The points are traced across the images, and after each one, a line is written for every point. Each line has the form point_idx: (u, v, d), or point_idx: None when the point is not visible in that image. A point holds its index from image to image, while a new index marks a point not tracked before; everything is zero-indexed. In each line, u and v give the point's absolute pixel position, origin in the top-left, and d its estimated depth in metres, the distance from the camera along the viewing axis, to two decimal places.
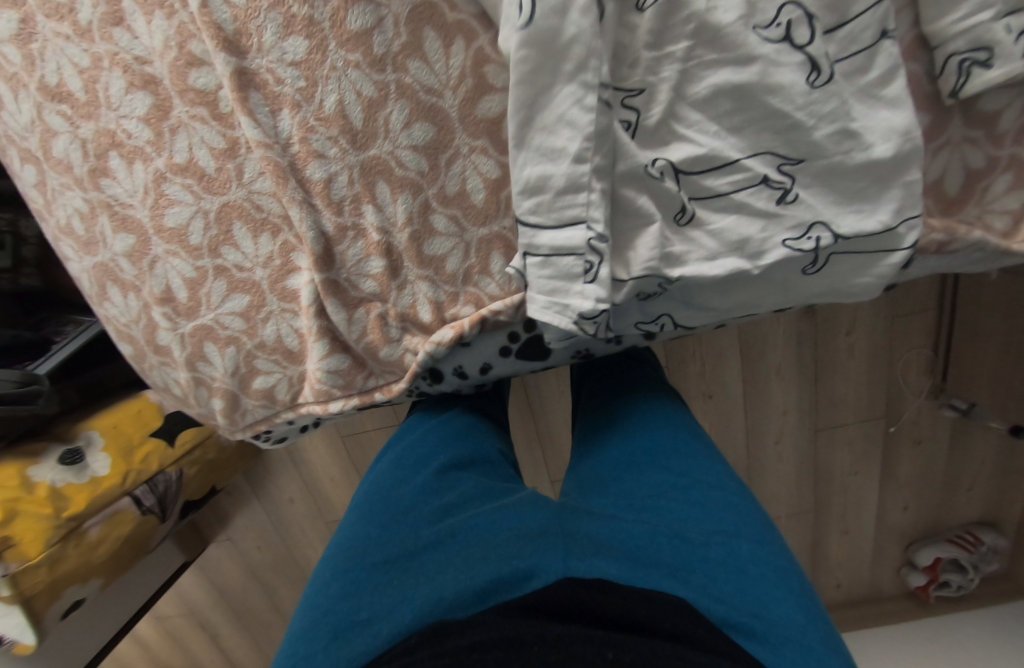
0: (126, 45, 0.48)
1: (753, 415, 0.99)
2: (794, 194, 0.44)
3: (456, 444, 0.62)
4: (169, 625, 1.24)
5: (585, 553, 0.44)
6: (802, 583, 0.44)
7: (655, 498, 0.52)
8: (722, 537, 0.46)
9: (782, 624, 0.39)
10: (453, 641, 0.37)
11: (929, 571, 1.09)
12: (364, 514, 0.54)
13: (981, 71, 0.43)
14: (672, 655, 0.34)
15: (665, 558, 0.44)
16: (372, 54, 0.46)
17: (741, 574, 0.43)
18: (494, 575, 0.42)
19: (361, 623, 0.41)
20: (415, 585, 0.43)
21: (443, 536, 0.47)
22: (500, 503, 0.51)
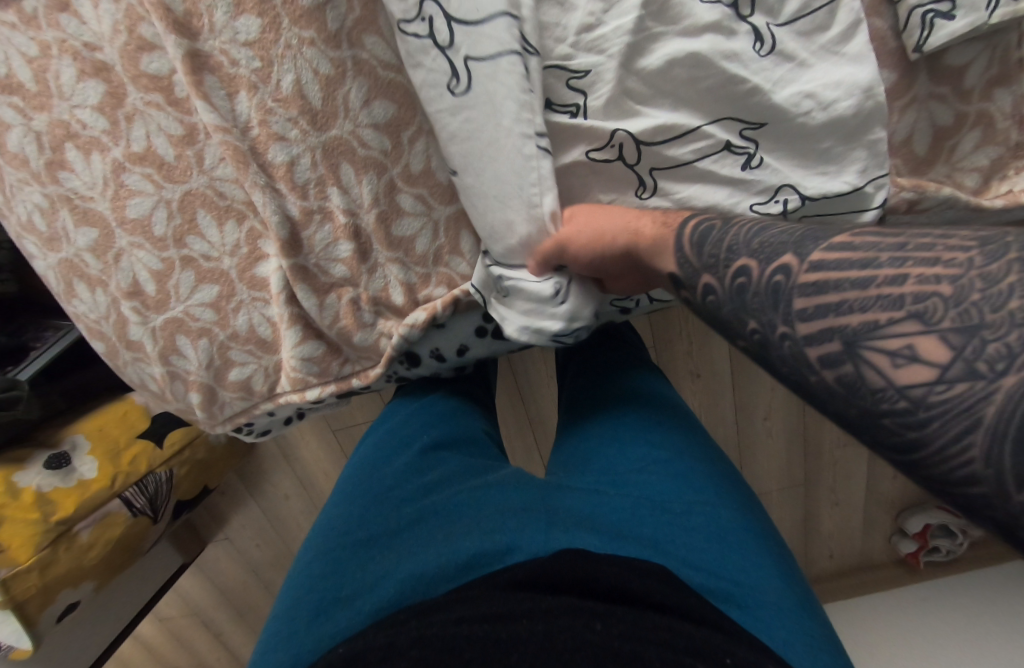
0: (74, 31, 0.47)
1: (741, 391, 0.99)
2: (758, 159, 0.46)
3: (439, 425, 0.62)
4: (171, 626, 1.23)
5: (567, 524, 0.43)
6: (780, 550, 0.45)
7: (637, 471, 0.52)
8: (702, 508, 0.47)
9: (759, 589, 0.40)
10: (440, 613, 0.36)
11: (919, 538, 1.11)
12: (345, 496, 0.54)
13: (943, 22, 0.43)
14: (657, 624, 0.35)
15: (647, 529, 0.44)
16: (326, 29, 0.45)
17: (721, 542, 0.44)
18: (476, 549, 0.42)
19: (345, 600, 0.41)
20: (397, 561, 0.43)
21: (424, 515, 0.47)
22: (482, 480, 0.51)
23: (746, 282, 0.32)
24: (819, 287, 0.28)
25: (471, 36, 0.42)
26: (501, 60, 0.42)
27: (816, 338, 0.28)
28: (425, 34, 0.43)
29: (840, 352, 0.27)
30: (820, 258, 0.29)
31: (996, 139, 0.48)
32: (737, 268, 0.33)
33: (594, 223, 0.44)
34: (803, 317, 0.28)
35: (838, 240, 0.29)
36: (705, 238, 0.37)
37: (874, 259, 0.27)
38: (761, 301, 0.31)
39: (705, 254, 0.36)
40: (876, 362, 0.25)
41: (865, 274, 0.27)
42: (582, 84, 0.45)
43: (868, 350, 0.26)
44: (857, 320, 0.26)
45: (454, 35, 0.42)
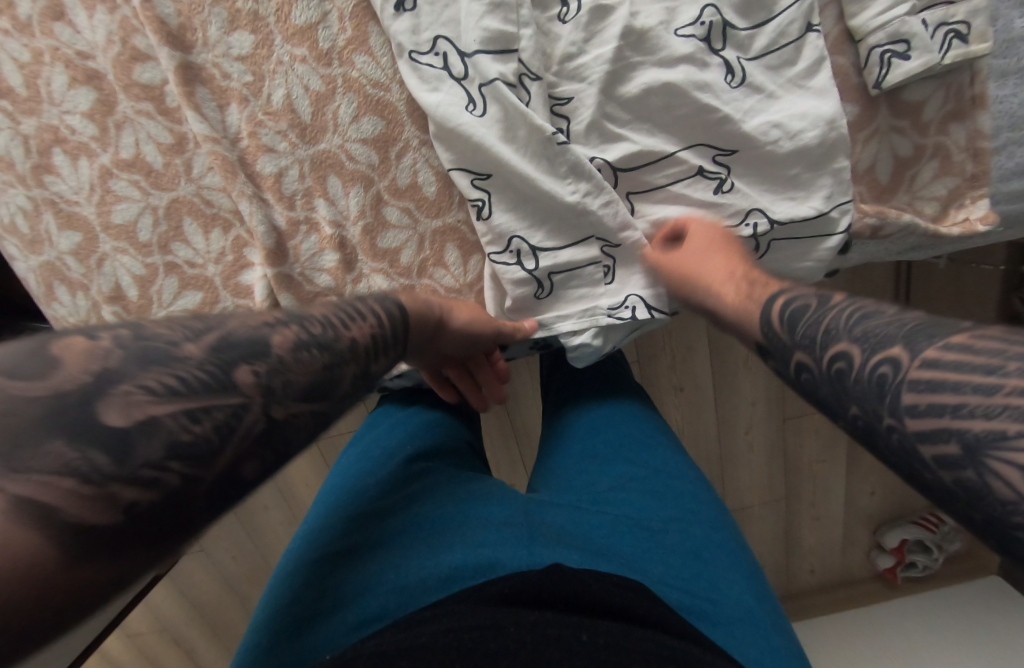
0: (67, 40, 0.48)
1: (722, 406, 1.01)
2: (729, 183, 0.48)
3: (424, 436, 0.63)
4: (141, 642, 1.19)
5: (550, 541, 0.44)
6: (752, 567, 0.47)
7: (618, 489, 0.53)
8: (679, 525, 0.48)
9: (733, 607, 0.41)
10: (428, 622, 0.37)
11: (896, 553, 1.12)
12: (328, 505, 0.54)
13: (900, 61, 0.47)
14: (641, 636, 0.35)
15: (627, 547, 0.45)
16: (318, 48, 0.47)
17: (698, 561, 0.45)
18: (462, 562, 0.42)
19: (328, 612, 0.41)
20: (381, 571, 0.43)
21: (408, 526, 0.47)
22: (467, 491, 0.51)
23: (846, 369, 0.28)
24: (936, 385, 0.23)
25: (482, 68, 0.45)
26: (496, 87, 0.45)
27: (925, 431, 0.23)
28: (439, 66, 0.46)
29: (958, 456, 0.22)
30: (936, 354, 0.24)
31: (952, 170, 0.51)
32: (834, 353, 0.29)
33: (681, 273, 0.46)
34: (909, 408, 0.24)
35: (956, 339, 0.24)
36: (797, 318, 0.33)
37: (998, 367, 0.22)
38: (864, 390, 0.27)
39: (798, 332, 0.32)
40: (1005, 475, 0.20)
41: (989, 380, 0.22)
42: (565, 110, 0.48)
43: (994, 460, 0.21)
44: (979, 425, 0.22)
45: (468, 68, 0.46)
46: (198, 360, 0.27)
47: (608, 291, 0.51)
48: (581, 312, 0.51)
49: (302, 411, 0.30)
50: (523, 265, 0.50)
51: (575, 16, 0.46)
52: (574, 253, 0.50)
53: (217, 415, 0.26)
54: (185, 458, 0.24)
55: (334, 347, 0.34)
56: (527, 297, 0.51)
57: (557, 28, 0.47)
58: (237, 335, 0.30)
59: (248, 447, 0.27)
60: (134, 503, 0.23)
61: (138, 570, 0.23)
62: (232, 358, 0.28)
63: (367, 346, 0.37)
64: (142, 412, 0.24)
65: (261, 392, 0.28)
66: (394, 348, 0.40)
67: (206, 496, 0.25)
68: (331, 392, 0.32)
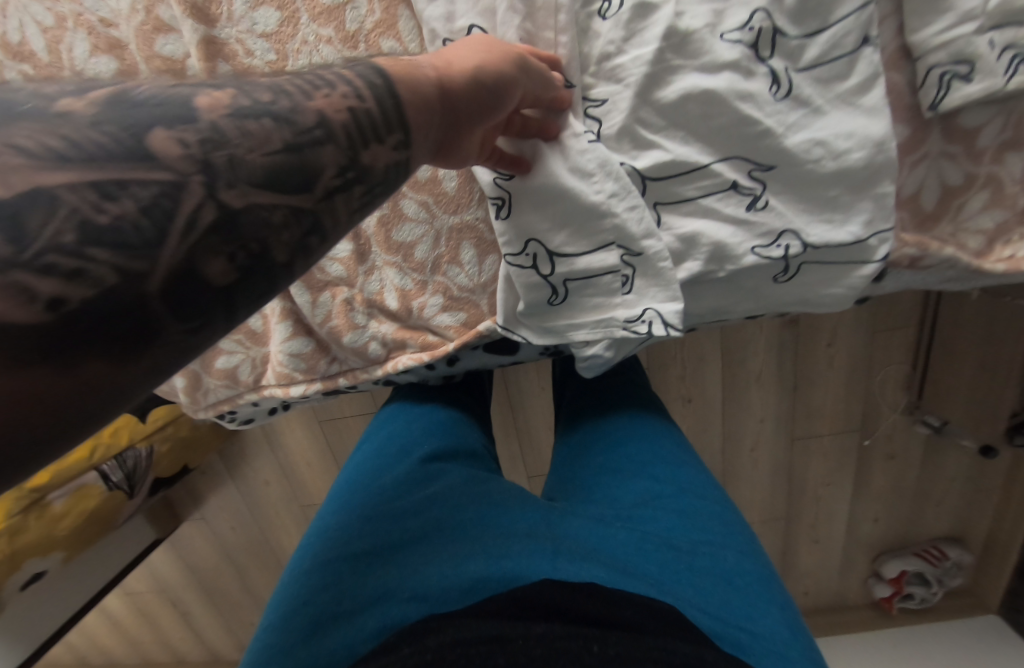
0: (91, 6, 0.47)
1: (730, 422, 0.99)
2: (764, 201, 0.46)
3: (441, 435, 0.62)
4: (138, 601, 1.21)
5: (574, 556, 0.43)
6: (783, 597, 0.43)
7: (642, 506, 0.51)
8: (710, 550, 0.45)
9: (769, 637, 0.38)
10: (437, 634, 0.36)
11: (894, 583, 1.10)
12: (343, 501, 0.54)
13: (960, 84, 0.44)
14: (653, 645, 0.34)
15: (654, 567, 0.43)
16: (345, 29, 0.45)
17: (729, 584, 0.42)
18: (482, 574, 0.41)
19: (343, 616, 0.41)
20: (397, 577, 0.42)
21: (427, 530, 0.46)
22: (487, 496, 0.50)
23: None
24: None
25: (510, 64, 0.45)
26: None
27: None
28: None
29: None
30: None
31: (1004, 203, 0.48)
32: None
33: None
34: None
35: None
36: None
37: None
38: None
39: None
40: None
41: None
42: (598, 112, 0.46)
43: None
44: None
45: None
46: (89, 122, 0.22)
47: (625, 302, 0.48)
48: (592, 322, 0.49)
49: (270, 204, 0.26)
50: (539, 269, 0.48)
51: (615, 13, 0.44)
52: (592, 259, 0.48)
53: (143, 195, 0.22)
54: (112, 247, 0.21)
55: (296, 121, 0.27)
56: (539, 303, 0.50)
57: (597, 25, 0.45)
58: (145, 95, 0.24)
59: (200, 240, 0.23)
60: (60, 299, 0.20)
61: (146, 367, 0.22)
62: (144, 122, 0.23)
63: (345, 124, 0.28)
64: (24, 182, 0.20)
65: (198, 168, 0.23)
66: (398, 136, 0.31)
67: (165, 286, 0.22)
68: (308, 184, 0.27)
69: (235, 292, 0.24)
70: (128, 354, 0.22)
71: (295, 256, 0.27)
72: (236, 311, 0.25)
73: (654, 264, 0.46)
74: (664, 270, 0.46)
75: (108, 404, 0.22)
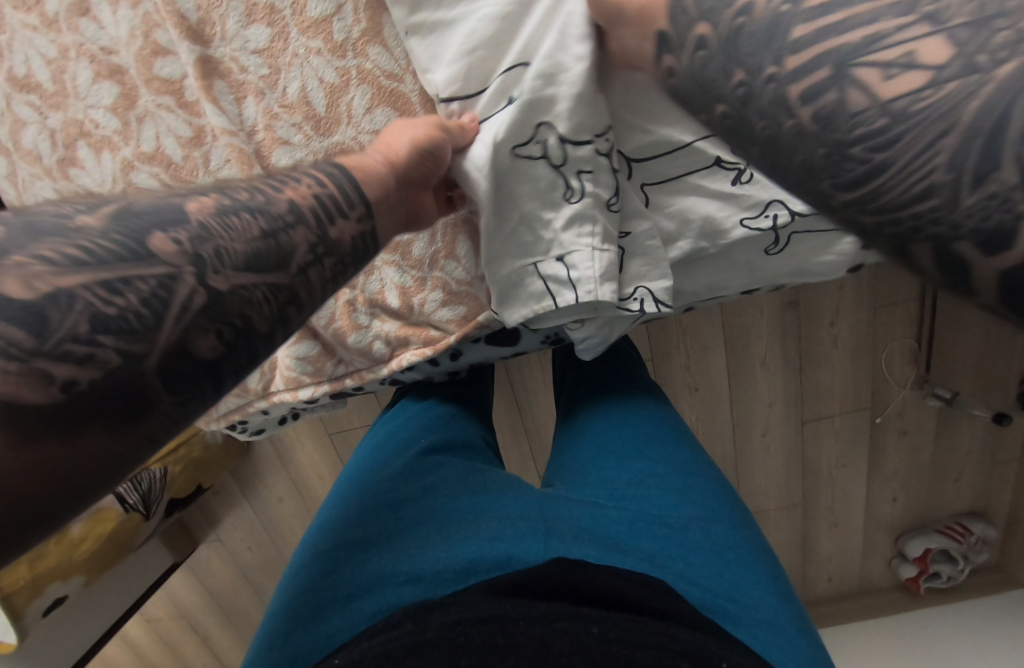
0: (92, 36, 0.48)
1: (738, 408, 0.99)
2: (748, 175, 0.47)
3: (439, 429, 0.64)
4: (158, 628, 1.21)
5: (565, 535, 0.45)
6: (773, 569, 0.47)
7: (634, 486, 0.53)
8: (700, 524, 0.49)
9: (754, 606, 0.42)
10: (437, 615, 0.38)
11: (919, 563, 1.08)
12: (344, 495, 0.56)
13: None
14: (656, 631, 0.36)
15: (645, 543, 0.46)
16: (333, 40, 0.47)
17: (717, 559, 0.46)
18: (475, 556, 0.43)
19: (342, 600, 0.43)
20: (395, 562, 0.45)
21: (422, 517, 0.49)
22: (482, 484, 0.52)
23: None
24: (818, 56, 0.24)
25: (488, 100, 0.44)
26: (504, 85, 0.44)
27: None
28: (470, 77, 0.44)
29: None
30: None
31: None
32: None
33: None
34: (796, 76, 0.25)
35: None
36: None
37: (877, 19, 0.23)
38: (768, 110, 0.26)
39: None
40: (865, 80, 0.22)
41: None
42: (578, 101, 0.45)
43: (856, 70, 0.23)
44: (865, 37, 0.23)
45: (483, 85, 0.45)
46: (101, 230, 0.26)
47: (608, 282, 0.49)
48: (590, 291, 0.48)
49: (253, 285, 0.29)
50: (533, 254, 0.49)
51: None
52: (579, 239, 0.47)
53: (144, 289, 0.26)
54: (116, 333, 0.25)
55: (271, 211, 0.31)
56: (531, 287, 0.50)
57: None
58: (143, 206, 0.28)
59: (191, 322, 0.27)
60: (72, 382, 0.24)
61: (140, 436, 0.26)
62: (146, 226, 0.27)
63: (313, 209, 0.33)
64: (46, 284, 0.24)
65: (190, 260, 0.27)
66: (358, 210, 0.36)
67: (161, 363, 0.26)
68: (283, 264, 0.31)
69: (223, 364, 0.28)
70: (124, 426, 0.25)
71: (274, 326, 0.30)
72: (222, 381, 0.28)
73: (645, 242, 0.50)
74: (652, 246, 0.50)
75: (105, 467, 0.25)
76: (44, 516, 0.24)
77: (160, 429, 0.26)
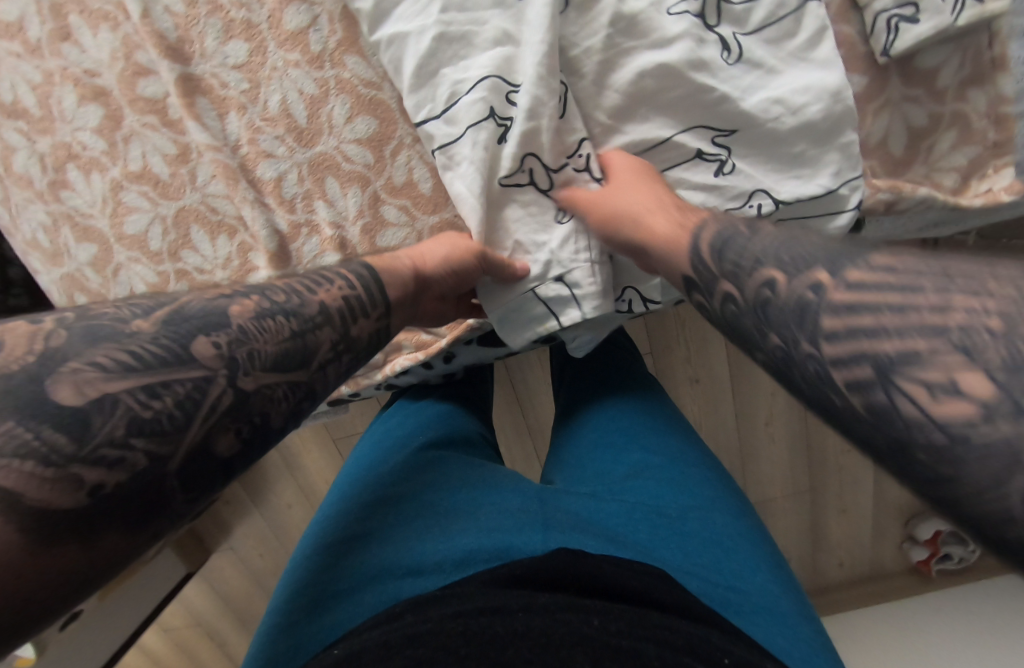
0: (75, 59, 0.49)
1: (742, 397, 0.99)
2: (731, 164, 0.48)
3: (438, 424, 0.64)
4: (175, 637, 1.23)
5: (564, 527, 0.46)
6: (774, 556, 0.48)
7: (633, 478, 0.54)
8: (700, 513, 0.49)
9: (754, 595, 0.42)
10: (438, 607, 0.39)
11: (930, 545, 1.07)
12: (343, 489, 0.57)
13: (908, 26, 0.45)
14: (656, 623, 0.37)
15: (644, 534, 0.47)
16: (310, 51, 0.47)
17: (717, 548, 0.46)
18: (474, 546, 0.44)
19: (343, 593, 0.43)
20: (395, 554, 0.45)
21: (421, 510, 0.49)
22: (482, 478, 0.53)
23: None
24: (855, 307, 0.24)
25: (468, 107, 0.45)
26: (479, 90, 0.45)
27: None
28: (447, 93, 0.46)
29: None
30: None
31: (973, 139, 0.49)
32: None
33: None
34: (829, 338, 0.24)
35: (878, 259, 0.25)
36: None
37: (916, 283, 0.23)
38: (786, 317, 0.27)
39: None
40: (914, 395, 0.21)
41: None
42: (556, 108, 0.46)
43: (905, 381, 0.22)
44: (892, 346, 0.22)
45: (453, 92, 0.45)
46: (154, 335, 0.30)
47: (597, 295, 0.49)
48: (593, 306, 0.48)
49: (275, 382, 0.32)
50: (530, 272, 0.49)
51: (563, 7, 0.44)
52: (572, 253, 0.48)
53: (179, 392, 0.28)
54: (147, 436, 0.27)
55: (303, 314, 0.35)
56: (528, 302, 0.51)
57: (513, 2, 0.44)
58: (192, 308, 0.32)
59: (214, 420, 0.29)
60: (99, 484, 0.25)
61: (152, 532, 0.27)
62: (191, 331, 0.31)
63: (339, 310, 0.38)
64: (95, 390, 0.27)
65: (224, 363, 0.30)
66: (378, 311, 0.41)
67: (182, 462, 0.28)
68: (305, 363, 0.34)
69: (235, 461, 0.30)
70: (140, 524, 0.27)
71: (287, 418, 0.33)
72: (232, 473, 0.30)
73: None
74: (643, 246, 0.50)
75: (114, 567, 0.26)
76: (52, 618, 0.25)
77: (168, 527, 0.28)
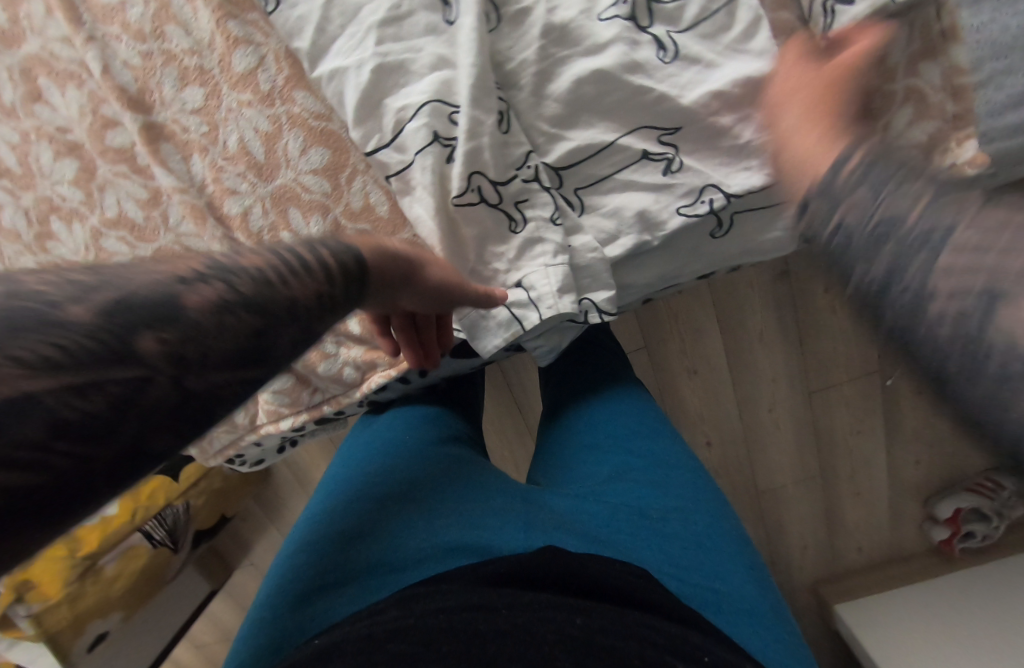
0: (48, 118, 0.52)
1: (742, 386, 0.98)
2: (677, 162, 0.48)
3: (426, 423, 0.65)
4: (208, 651, 1.28)
5: (548, 526, 0.47)
6: (751, 557, 0.48)
7: (617, 477, 0.54)
8: (684, 511, 0.50)
9: (733, 596, 0.43)
10: (423, 601, 0.39)
11: (950, 523, 1.04)
12: (332, 487, 0.58)
13: (845, 7, 0.42)
14: (637, 622, 0.37)
15: (627, 534, 0.47)
16: (260, 91, 0.49)
17: (700, 549, 0.46)
18: (458, 541, 0.45)
19: (328, 587, 0.45)
20: (382, 550, 0.46)
21: (407, 505, 0.50)
22: (469, 477, 0.54)
23: None
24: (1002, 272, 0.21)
25: (414, 134, 0.46)
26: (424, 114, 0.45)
27: None
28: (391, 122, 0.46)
29: None
30: None
31: (932, 113, 0.48)
32: None
33: None
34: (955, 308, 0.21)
35: None
36: None
37: None
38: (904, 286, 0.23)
39: None
40: None
41: None
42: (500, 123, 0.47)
43: None
44: None
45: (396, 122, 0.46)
46: (89, 327, 0.25)
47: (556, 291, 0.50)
48: (550, 306, 0.49)
49: (226, 381, 0.28)
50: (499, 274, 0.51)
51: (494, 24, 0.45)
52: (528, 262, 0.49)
53: (114, 394, 0.25)
54: (73, 439, 0.24)
55: (266, 307, 0.30)
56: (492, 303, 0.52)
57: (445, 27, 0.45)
58: (139, 294, 0.27)
59: (151, 422, 0.26)
60: (10, 488, 0.22)
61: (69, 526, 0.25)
62: (134, 323, 0.26)
63: (307, 305, 0.32)
64: (8, 389, 0.22)
65: (169, 364, 0.26)
66: (351, 301, 0.36)
67: (114, 463, 0.25)
68: (264, 361, 0.30)
69: (170, 455, 0.28)
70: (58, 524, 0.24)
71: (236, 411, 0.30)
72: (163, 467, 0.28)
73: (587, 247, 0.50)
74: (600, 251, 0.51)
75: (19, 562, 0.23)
76: None
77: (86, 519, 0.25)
